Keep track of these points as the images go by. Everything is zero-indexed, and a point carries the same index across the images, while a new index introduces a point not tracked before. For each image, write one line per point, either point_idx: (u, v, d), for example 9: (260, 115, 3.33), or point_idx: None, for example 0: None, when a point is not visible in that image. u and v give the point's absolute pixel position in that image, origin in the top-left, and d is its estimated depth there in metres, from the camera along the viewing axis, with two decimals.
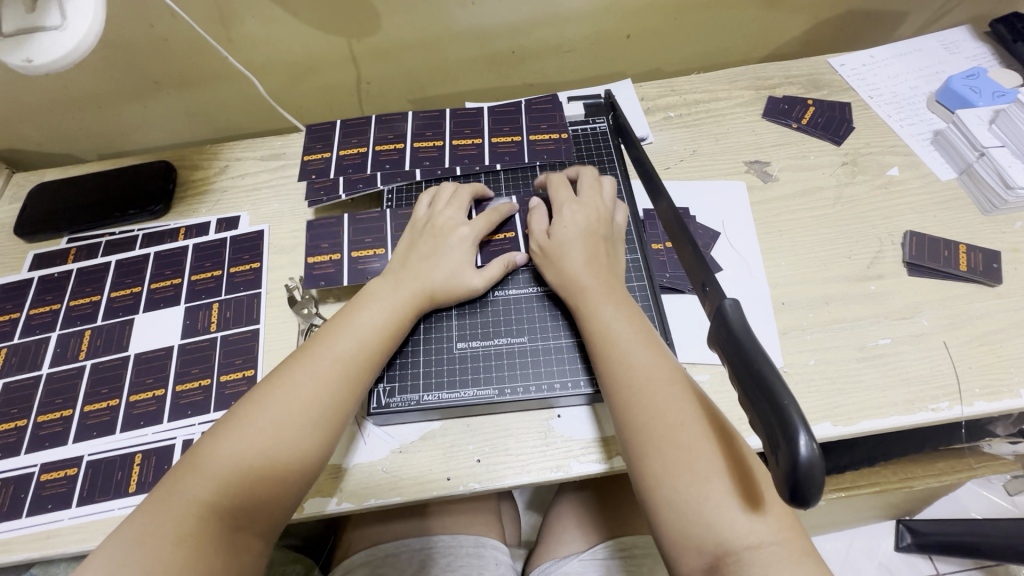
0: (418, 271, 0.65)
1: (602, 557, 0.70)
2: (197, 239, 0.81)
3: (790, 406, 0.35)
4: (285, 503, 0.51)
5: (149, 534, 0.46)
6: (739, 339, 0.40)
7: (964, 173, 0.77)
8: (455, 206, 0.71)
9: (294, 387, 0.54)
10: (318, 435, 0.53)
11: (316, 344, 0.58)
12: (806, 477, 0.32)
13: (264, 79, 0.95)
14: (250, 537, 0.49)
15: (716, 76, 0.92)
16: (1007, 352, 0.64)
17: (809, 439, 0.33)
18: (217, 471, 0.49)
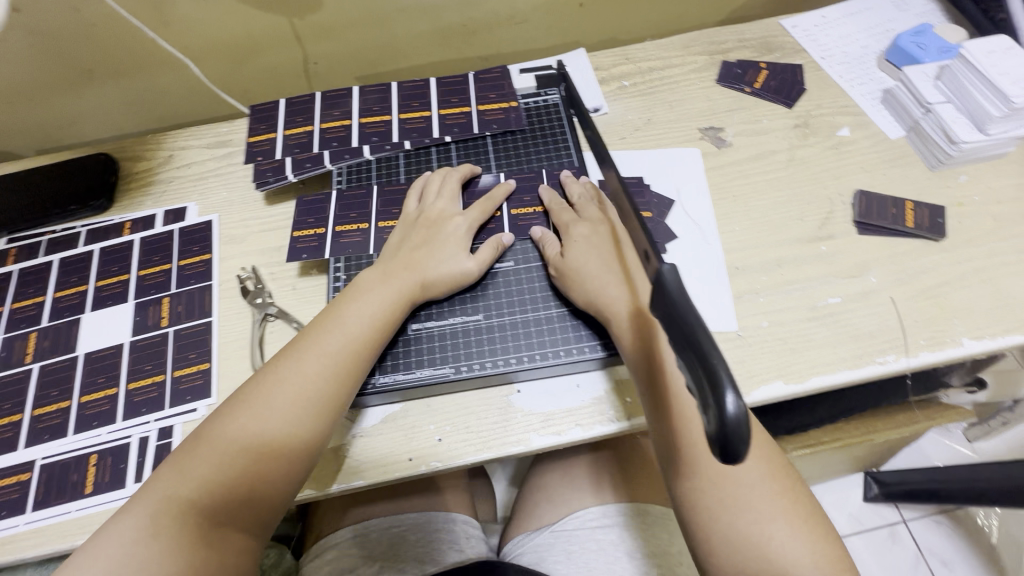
0: (408, 262, 0.64)
1: (572, 526, 0.72)
2: (144, 233, 0.78)
3: (719, 366, 0.35)
4: (271, 497, 0.53)
5: (136, 529, 0.48)
6: (674, 301, 0.40)
7: (912, 131, 0.78)
8: (444, 196, 0.70)
9: (282, 386, 0.55)
10: (302, 432, 0.54)
11: (304, 344, 0.58)
12: (732, 433, 0.34)
13: (206, 63, 0.92)
14: (234, 533, 0.51)
15: (670, 42, 0.91)
16: (951, 304, 0.66)
17: (735, 396, 0.34)
18: (203, 470, 0.51)
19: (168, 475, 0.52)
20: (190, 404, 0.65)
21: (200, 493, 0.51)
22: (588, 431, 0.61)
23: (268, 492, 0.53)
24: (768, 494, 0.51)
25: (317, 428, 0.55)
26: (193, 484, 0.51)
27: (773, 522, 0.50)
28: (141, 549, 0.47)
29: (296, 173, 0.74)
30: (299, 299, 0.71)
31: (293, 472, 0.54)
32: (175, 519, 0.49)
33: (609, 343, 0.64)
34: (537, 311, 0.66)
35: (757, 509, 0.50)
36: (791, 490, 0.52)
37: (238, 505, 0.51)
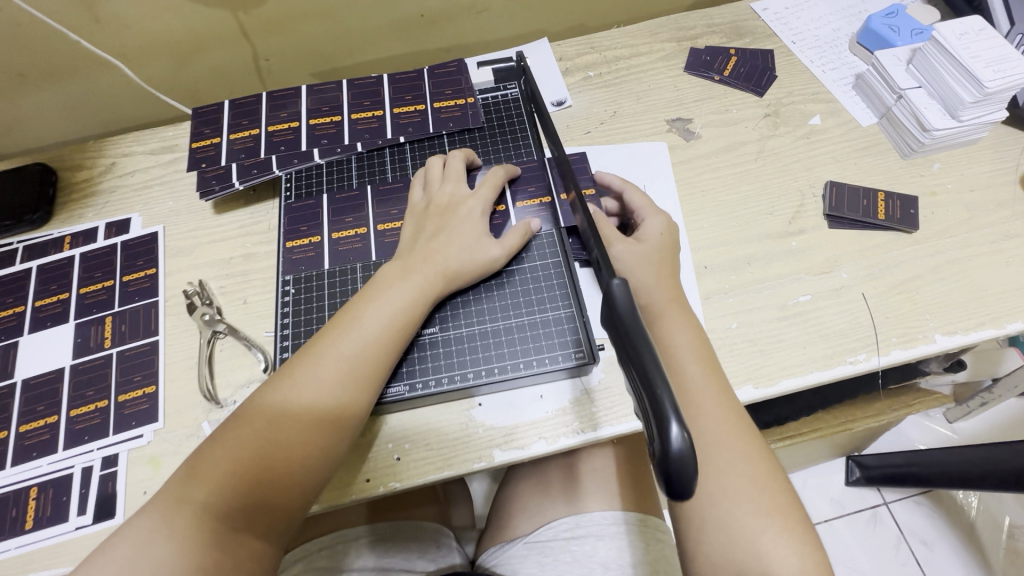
0: (428, 254, 0.60)
1: (545, 536, 0.70)
2: (84, 248, 0.74)
3: (664, 395, 0.33)
4: (290, 505, 0.50)
5: (153, 532, 0.46)
6: (622, 321, 0.37)
7: (884, 118, 0.75)
8: (452, 181, 0.66)
9: (302, 388, 0.52)
10: (322, 437, 0.51)
11: (323, 343, 0.54)
12: (677, 470, 0.31)
13: (148, 63, 0.86)
14: (249, 541, 0.47)
15: (637, 29, 0.87)
16: (923, 298, 0.64)
17: (681, 428, 0.32)
18: (216, 475, 0.48)
19: (182, 479, 0.48)
20: (135, 430, 0.61)
21: (214, 499, 0.47)
22: (551, 444, 0.58)
23: (286, 498, 0.49)
24: (768, 498, 0.48)
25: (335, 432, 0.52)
26: (205, 490, 0.47)
27: (773, 529, 0.46)
28: (151, 553, 0.44)
29: (241, 181, 0.71)
30: (250, 314, 0.67)
31: (312, 478, 0.50)
32: (186, 526, 0.46)
33: (569, 354, 0.60)
34: (496, 321, 0.63)
35: (760, 514, 0.47)
36: (790, 495, 0.49)
37: (253, 513, 0.48)
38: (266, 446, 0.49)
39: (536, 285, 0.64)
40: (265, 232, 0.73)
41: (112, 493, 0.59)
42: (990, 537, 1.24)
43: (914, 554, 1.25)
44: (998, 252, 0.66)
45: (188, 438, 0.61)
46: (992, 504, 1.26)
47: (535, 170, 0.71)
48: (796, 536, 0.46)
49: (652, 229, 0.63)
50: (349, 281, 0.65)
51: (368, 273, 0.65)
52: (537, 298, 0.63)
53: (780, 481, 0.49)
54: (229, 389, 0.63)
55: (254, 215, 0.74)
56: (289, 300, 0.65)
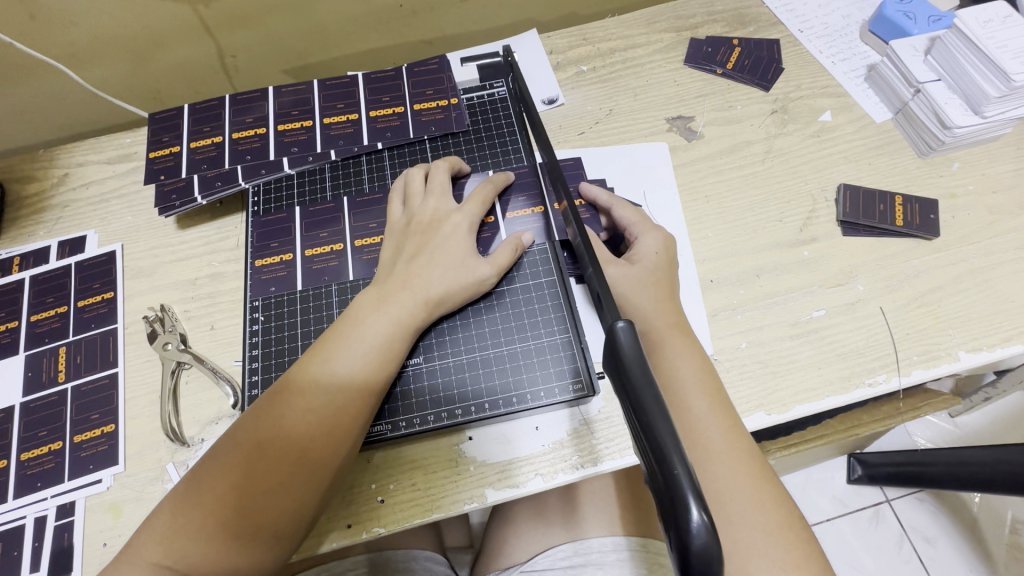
0: (408, 277, 0.54)
1: (542, 565, 0.65)
2: (35, 270, 0.68)
3: (681, 474, 0.28)
4: (282, 529, 0.46)
5: (157, 533, 0.45)
6: (630, 376, 0.33)
7: (899, 113, 0.70)
8: (435, 193, 0.60)
9: (294, 407, 0.48)
10: (315, 460, 0.47)
11: (320, 352, 0.51)
12: (699, 563, 0.27)
13: (103, 62, 0.79)
14: (241, 561, 0.45)
15: (632, 18, 0.80)
16: (945, 312, 0.59)
17: (701, 514, 0.27)
18: (213, 483, 0.46)
19: (185, 484, 0.47)
20: (93, 474, 0.56)
21: (212, 507, 0.45)
22: (548, 482, 0.54)
23: (280, 512, 0.46)
24: (784, 548, 0.44)
25: (333, 445, 0.48)
26: (204, 498, 0.45)
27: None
28: (159, 552, 0.44)
29: (205, 195, 0.65)
30: (217, 342, 0.62)
31: (308, 492, 0.47)
32: (187, 532, 0.45)
33: (567, 385, 0.56)
34: (486, 350, 0.58)
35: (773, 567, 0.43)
36: (808, 544, 0.44)
37: (247, 527, 0.45)
38: (262, 455, 0.47)
39: (529, 308, 0.59)
40: (233, 250, 0.67)
41: (68, 546, 0.53)
42: (999, 535, 1.11)
43: (917, 552, 1.13)
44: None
45: (151, 483, 0.56)
46: (995, 499, 1.14)
47: (524, 178, 0.65)
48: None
49: (645, 249, 0.58)
50: (324, 307, 0.60)
51: (346, 297, 0.60)
52: (530, 323, 0.58)
53: (797, 530, 0.45)
54: (196, 426, 0.58)
55: (220, 231, 0.68)
56: (258, 328, 0.59)
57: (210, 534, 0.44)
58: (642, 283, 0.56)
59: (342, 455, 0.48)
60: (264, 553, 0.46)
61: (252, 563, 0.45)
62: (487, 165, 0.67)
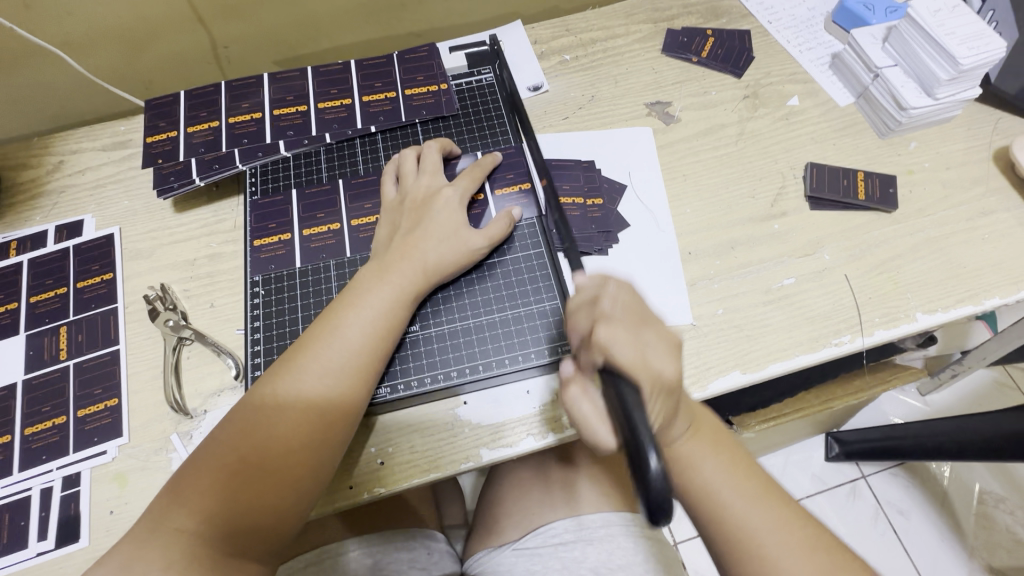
0: (405, 249, 0.58)
1: (533, 544, 0.68)
2: (33, 253, 0.69)
3: (644, 430, 0.40)
4: (293, 491, 0.49)
5: (173, 498, 0.47)
6: (615, 380, 0.44)
7: (861, 97, 0.75)
8: (429, 171, 0.63)
9: (305, 375, 0.51)
10: (326, 422, 0.51)
11: (327, 321, 0.54)
12: (656, 494, 0.38)
13: (95, 51, 0.81)
14: (253, 521, 0.47)
15: (612, 10, 0.85)
16: (904, 278, 0.64)
17: (658, 459, 0.39)
18: (233, 446, 0.49)
19: (203, 450, 0.49)
20: (98, 446, 0.58)
21: (234, 469, 0.48)
22: (541, 440, 0.57)
23: (299, 470, 0.49)
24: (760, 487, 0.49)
25: (342, 408, 0.51)
26: (224, 460, 0.48)
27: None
28: (172, 513, 0.46)
29: (202, 177, 0.67)
30: (218, 319, 0.64)
31: (324, 450, 0.50)
32: (208, 495, 0.47)
33: (556, 348, 0.59)
34: (479, 317, 0.61)
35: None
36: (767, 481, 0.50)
37: (269, 484, 0.48)
38: (277, 418, 0.50)
39: (519, 278, 0.62)
40: (231, 231, 0.69)
41: (75, 515, 0.55)
42: (967, 504, 1.18)
43: (891, 524, 1.18)
44: (973, 229, 0.66)
45: (155, 453, 0.57)
46: (962, 470, 1.21)
47: (512, 158, 0.68)
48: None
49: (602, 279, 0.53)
50: (323, 281, 0.62)
51: (343, 272, 0.62)
52: (520, 292, 0.62)
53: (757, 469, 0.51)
54: (198, 398, 0.60)
55: (217, 213, 0.70)
56: (259, 303, 0.61)
57: (231, 494, 0.47)
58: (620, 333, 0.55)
59: (352, 415, 0.52)
60: (281, 510, 0.48)
61: (275, 519, 0.48)
62: (481, 146, 0.70)
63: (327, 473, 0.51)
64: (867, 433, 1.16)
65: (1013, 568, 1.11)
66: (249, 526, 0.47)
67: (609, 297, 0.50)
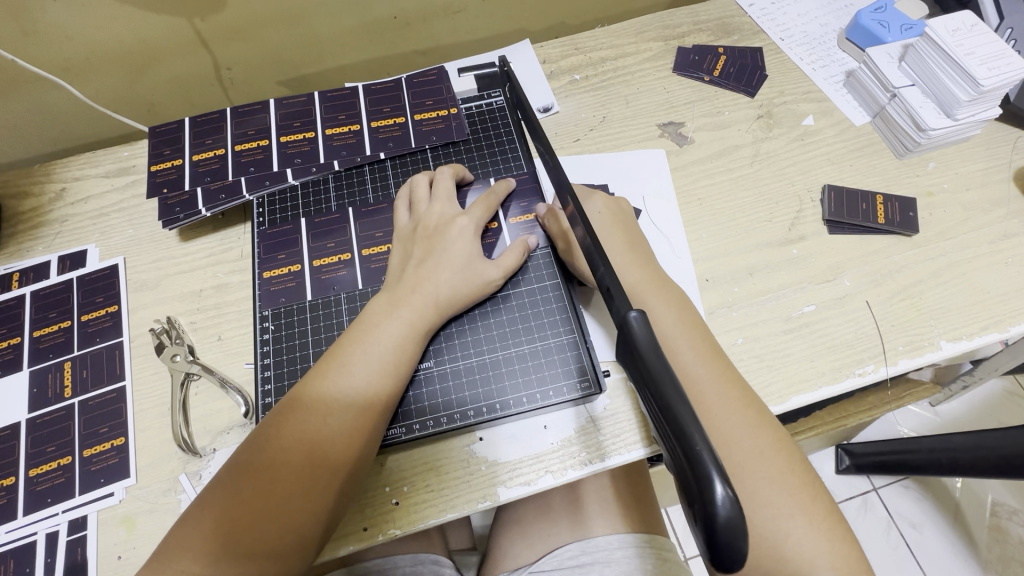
0: (418, 282, 0.56)
1: (548, 567, 0.66)
2: (36, 285, 0.67)
3: (703, 450, 0.30)
4: (303, 532, 0.47)
5: (180, 540, 0.46)
6: (647, 364, 0.35)
7: (877, 117, 0.74)
8: (441, 200, 0.62)
9: (313, 415, 0.50)
10: (334, 463, 0.49)
11: (337, 359, 0.53)
12: (726, 535, 0.29)
13: (97, 76, 0.79)
14: (260, 565, 0.46)
15: (622, 28, 0.83)
16: (926, 304, 0.63)
17: (724, 487, 0.29)
18: (235, 489, 0.47)
19: (206, 492, 0.48)
20: (105, 488, 0.56)
21: (236, 512, 0.47)
22: (558, 479, 0.55)
23: (302, 515, 0.47)
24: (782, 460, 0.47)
25: (351, 449, 0.50)
26: (225, 503, 0.47)
27: (786, 508, 0.45)
28: (179, 555, 0.45)
29: (209, 208, 0.65)
30: (227, 353, 0.62)
31: (328, 494, 0.48)
32: (214, 537, 0.46)
33: (574, 383, 0.58)
34: (494, 351, 0.59)
35: (779, 492, 0.45)
36: (811, 487, 0.46)
37: (272, 529, 0.46)
38: (283, 459, 0.48)
39: (534, 310, 0.61)
40: (238, 260, 0.67)
41: (82, 561, 0.53)
42: (982, 518, 1.17)
43: (905, 538, 1.17)
44: (996, 252, 0.65)
45: (164, 494, 0.56)
46: (976, 484, 1.19)
47: (525, 185, 0.67)
48: (801, 507, 0.45)
49: None
50: (334, 314, 0.61)
51: (355, 305, 0.61)
52: (536, 325, 0.60)
53: (787, 448, 0.48)
54: (207, 436, 0.58)
55: (223, 242, 0.68)
56: (269, 337, 0.60)
57: (234, 539, 0.46)
58: (614, 251, 0.59)
59: (361, 456, 0.50)
60: (288, 554, 0.47)
61: (282, 564, 0.47)
62: (493, 171, 0.68)
63: (337, 512, 0.50)
64: (871, 445, 1.17)
65: None
66: (256, 570, 0.46)
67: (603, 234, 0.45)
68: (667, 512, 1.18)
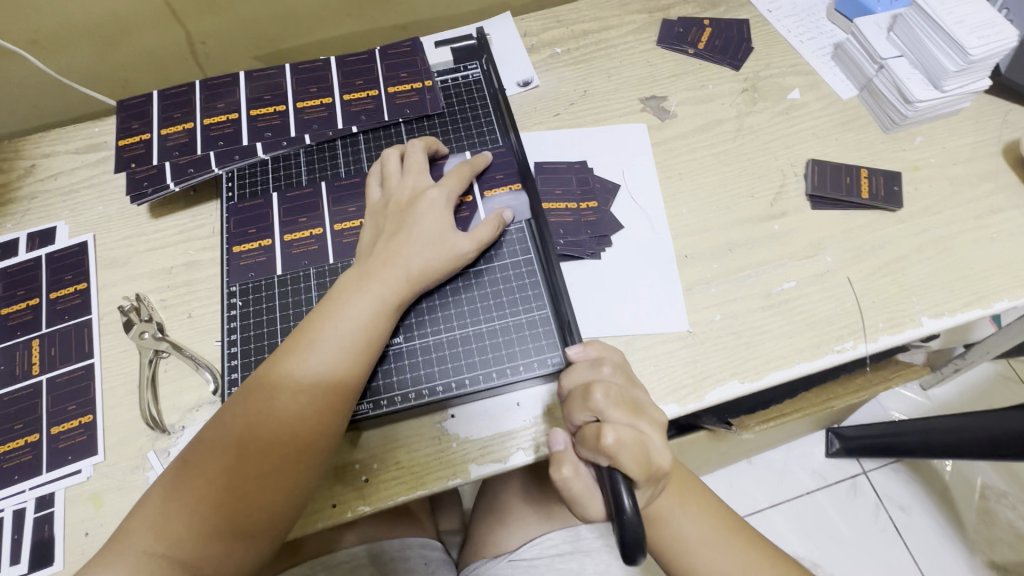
0: (388, 256, 0.55)
1: (529, 557, 0.65)
2: (4, 262, 0.66)
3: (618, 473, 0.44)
4: (270, 510, 0.47)
5: (146, 520, 0.45)
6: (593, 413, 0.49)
7: (865, 89, 0.72)
8: (413, 173, 0.60)
9: (280, 393, 0.49)
10: (303, 440, 0.48)
11: (306, 334, 0.52)
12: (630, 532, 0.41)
13: (66, 50, 0.78)
14: (228, 542, 0.46)
15: (605, 0, 0.81)
16: (908, 280, 0.61)
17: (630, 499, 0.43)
18: (202, 466, 0.47)
19: (174, 472, 0.47)
20: (72, 465, 0.56)
21: (204, 489, 0.46)
22: (530, 455, 0.55)
23: (274, 491, 0.47)
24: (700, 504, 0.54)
25: (321, 427, 0.49)
26: (193, 480, 0.46)
27: (712, 550, 0.53)
28: (145, 533, 0.45)
29: (177, 182, 0.64)
30: (197, 330, 0.62)
31: (298, 473, 0.48)
32: (181, 516, 0.45)
33: (547, 359, 0.57)
34: (466, 327, 0.58)
35: (710, 542, 0.53)
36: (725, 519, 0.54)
37: (241, 505, 0.46)
38: (251, 436, 0.47)
39: (507, 286, 0.60)
40: (209, 237, 0.66)
41: (48, 537, 0.53)
42: (970, 500, 1.17)
43: (893, 521, 1.17)
44: (981, 227, 0.64)
45: (132, 471, 0.55)
46: (965, 466, 1.19)
47: (501, 158, 0.65)
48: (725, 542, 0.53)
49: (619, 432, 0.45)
50: (303, 290, 0.60)
51: (324, 280, 0.60)
52: (509, 300, 0.59)
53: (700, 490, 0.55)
54: (176, 414, 0.58)
55: (195, 218, 0.67)
56: (237, 313, 0.59)
57: (201, 518, 0.45)
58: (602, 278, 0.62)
59: (332, 433, 0.50)
60: (257, 531, 0.46)
61: (252, 541, 0.46)
62: (470, 145, 0.67)
63: (306, 490, 0.49)
64: (864, 428, 1.15)
65: (1015, 564, 1.10)
66: (224, 548, 0.45)
67: (603, 386, 0.47)
68: None
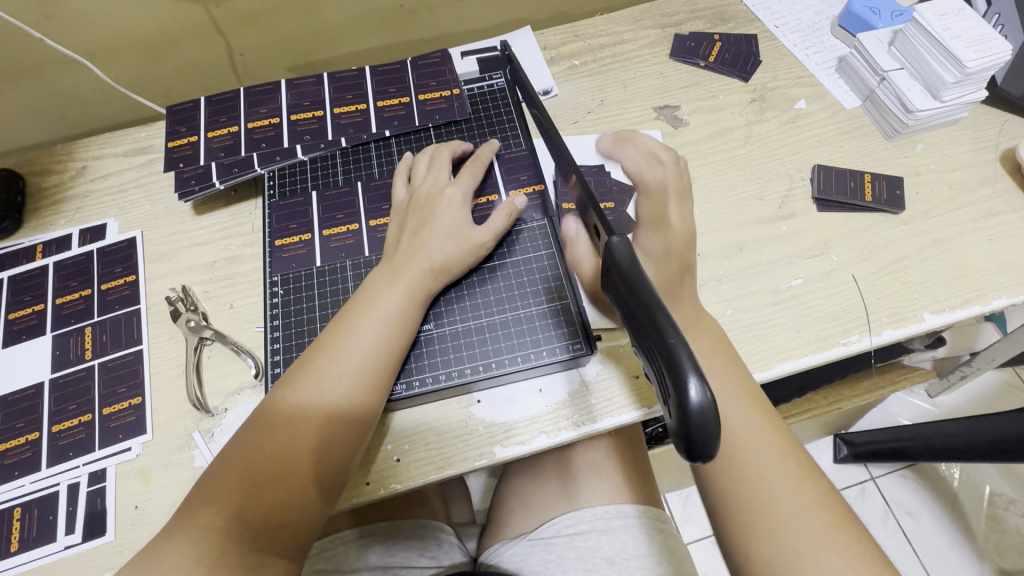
0: (414, 249, 0.59)
1: (546, 535, 0.68)
2: (58, 256, 0.71)
3: (678, 346, 0.34)
4: (319, 485, 0.50)
5: (204, 497, 0.49)
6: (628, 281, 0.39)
7: (867, 100, 0.76)
8: (436, 172, 0.65)
9: (323, 377, 0.52)
10: (348, 418, 0.52)
11: (344, 322, 0.55)
12: (698, 430, 0.32)
13: (116, 61, 0.83)
14: (279, 518, 0.48)
15: (621, 16, 0.86)
16: (911, 278, 0.65)
17: (700, 388, 0.32)
18: (256, 446, 0.50)
19: (230, 452, 0.51)
20: (123, 443, 0.59)
21: (257, 466, 0.49)
22: (553, 437, 0.58)
23: (321, 466, 0.50)
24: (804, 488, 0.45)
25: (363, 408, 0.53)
26: (246, 459, 0.50)
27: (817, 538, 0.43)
28: (202, 510, 0.48)
29: (222, 180, 0.69)
30: (237, 319, 0.66)
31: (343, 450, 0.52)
32: (237, 491, 0.48)
33: (567, 345, 0.60)
34: (492, 315, 0.62)
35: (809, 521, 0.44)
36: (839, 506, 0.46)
37: (291, 480, 0.49)
38: (300, 417, 0.51)
39: (530, 276, 0.64)
40: (249, 234, 0.70)
41: (100, 510, 0.57)
42: (978, 505, 1.18)
43: (901, 526, 1.18)
44: (981, 229, 0.67)
45: (179, 450, 0.59)
46: (973, 472, 1.20)
47: (523, 160, 0.70)
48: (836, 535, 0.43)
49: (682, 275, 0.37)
50: (340, 280, 0.64)
51: (359, 271, 0.64)
52: (531, 290, 0.63)
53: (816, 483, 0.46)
54: (219, 397, 0.61)
55: (236, 216, 0.72)
56: (278, 301, 0.63)
57: (253, 494, 0.48)
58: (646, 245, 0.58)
59: (373, 414, 0.54)
60: (307, 504, 0.50)
61: (301, 514, 0.49)
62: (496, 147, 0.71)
63: (350, 467, 0.53)
64: (873, 434, 1.16)
65: None
66: (276, 522, 0.48)
67: None
68: (664, 496, 1.19)
